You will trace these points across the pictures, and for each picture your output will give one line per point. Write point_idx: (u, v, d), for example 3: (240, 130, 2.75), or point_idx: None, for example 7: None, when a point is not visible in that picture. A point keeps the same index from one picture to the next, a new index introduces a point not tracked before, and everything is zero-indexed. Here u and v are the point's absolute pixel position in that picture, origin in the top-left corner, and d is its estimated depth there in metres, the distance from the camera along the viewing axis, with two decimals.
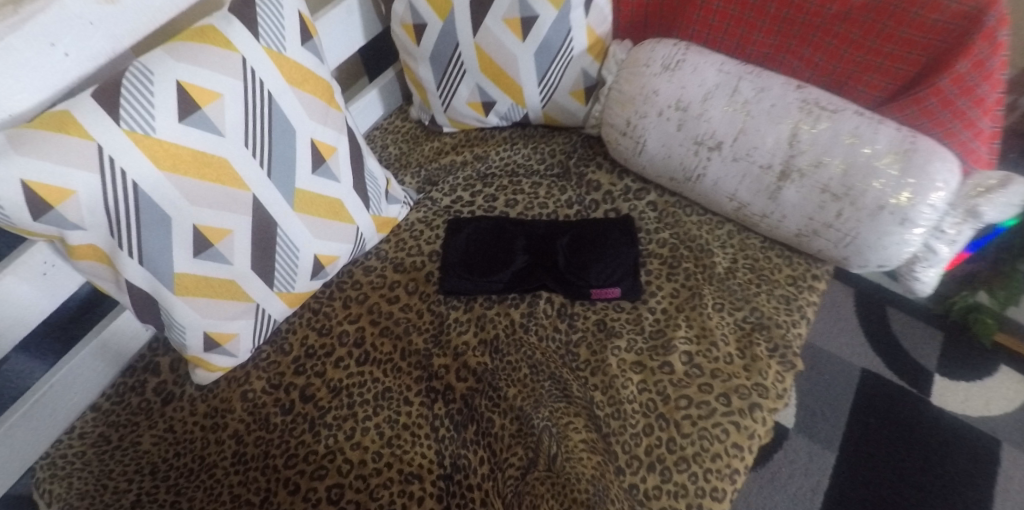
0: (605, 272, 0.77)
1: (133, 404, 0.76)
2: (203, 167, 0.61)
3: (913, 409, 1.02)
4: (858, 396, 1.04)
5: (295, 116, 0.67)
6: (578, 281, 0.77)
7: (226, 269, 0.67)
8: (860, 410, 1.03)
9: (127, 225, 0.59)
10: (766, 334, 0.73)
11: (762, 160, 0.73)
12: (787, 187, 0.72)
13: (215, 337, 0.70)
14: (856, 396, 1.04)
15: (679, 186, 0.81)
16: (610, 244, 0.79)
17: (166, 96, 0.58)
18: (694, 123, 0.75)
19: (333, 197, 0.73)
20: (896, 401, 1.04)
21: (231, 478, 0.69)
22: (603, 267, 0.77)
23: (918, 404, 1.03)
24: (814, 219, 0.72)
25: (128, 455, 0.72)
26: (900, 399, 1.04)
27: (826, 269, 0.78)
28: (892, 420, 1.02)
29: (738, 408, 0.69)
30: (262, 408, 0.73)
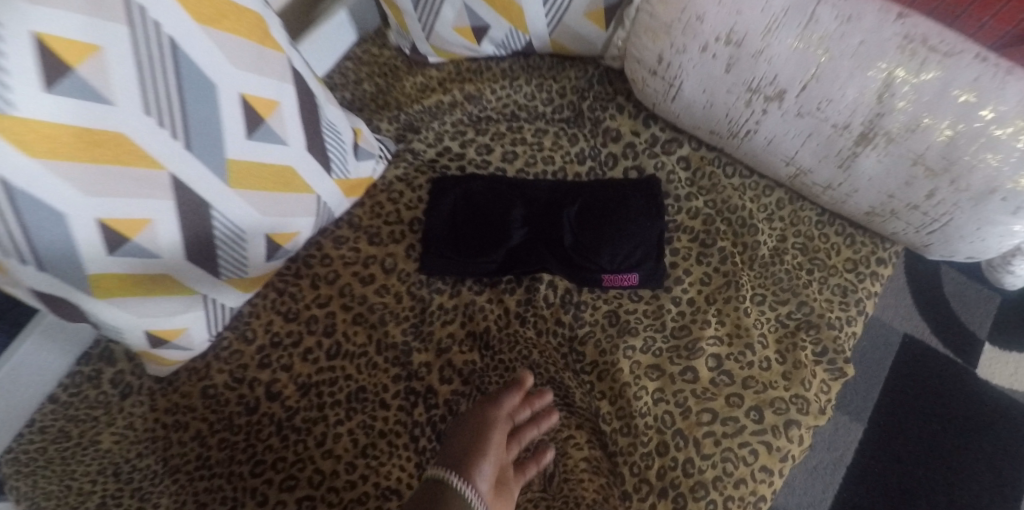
0: (621, 254, 0.63)
1: (92, 397, 0.68)
2: (95, 147, 0.47)
3: (957, 381, 0.91)
4: (896, 364, 0.93)
5: (214, 67, 0.52)
6: (587, 265, 0.63)
7: (155, 262, 0.55)
8: (897, 380, 0.92)
9: (7, 227, 0.46)
10: (812, 334, 0.61)
11: (836, 118, 0.55)
12: (864, 154, 0.56)
13: (160, 334, 0.60)
14: (894, 364, 0.93)
15: (721, 141, 0.65)
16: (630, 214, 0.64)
17: (22, 57, 0.42)
18: (750, 64, 0.57)
19: (281, 164, 0.59)
20: (938, 371, 0.92)
21: (197, 484, 0.62)
22: (618, 249, 0.63)
23: (963, 376, 0.92)
24: (895, 197, 0.57)
25: (89, 454, 0.65)
26: (943, 369, 0.92)
27: (895, 251, 0.63)
28: (930, 392, 0.91)
29: (771, 426, 0.58)
30: (225, 407, 0.64)
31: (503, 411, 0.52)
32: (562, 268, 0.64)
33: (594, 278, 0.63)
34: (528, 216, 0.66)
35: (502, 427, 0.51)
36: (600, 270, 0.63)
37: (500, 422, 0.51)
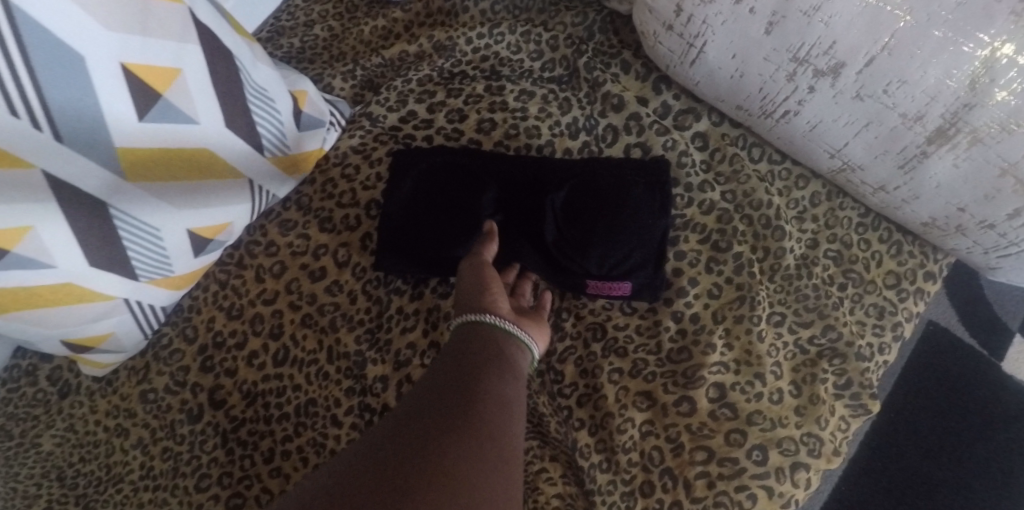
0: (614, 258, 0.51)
1: (30, 395, 0.63)
2: None
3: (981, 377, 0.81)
4: (916, 354, 0.84)
5: (75, 34, 0.39)
6: (571, 266, 0.52)
7: (48, 273, 0.46)
8: (916, 370, 0.83)
9: None
10: (836, 364, 0.51)
11: (906, 106, 0.41)
12: (933, 155, 0.42)
13: (79, 341, 0.53)
14: (914, 354, 0.84)
15: (749, 119, 0.52)
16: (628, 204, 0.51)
17: None
18: (798, 25, 0.42)
19: (191, 149, 0.48)
20: (965, 364, 0.82)
21: (141, 495, 0.57)
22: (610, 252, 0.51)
23: (989, 371, 0.82)
24: (965, 210, 0.44)
25: (30, 457, 0.60)
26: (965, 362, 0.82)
27: (947, 264, 0.52)
28: (948, 385, 0.82)
29: (776, 468, 0.49)
30: (166, 413, 0.58)
31: (487, 259, 0.51)
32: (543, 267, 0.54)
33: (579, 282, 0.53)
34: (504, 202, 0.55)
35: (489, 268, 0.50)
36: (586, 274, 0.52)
37: (487, 268, 0.51)
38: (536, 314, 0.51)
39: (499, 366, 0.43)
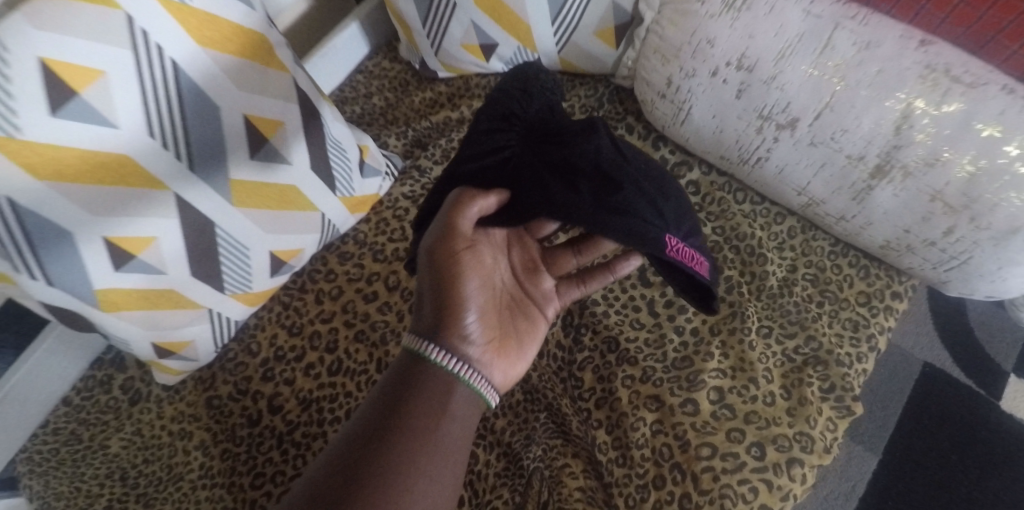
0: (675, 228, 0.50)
1: (102, 402, 0.71)
2: (99, 169, 0.48)
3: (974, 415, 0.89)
4: (914, 395, 0.91)
5: (217, 89, 0.52)
6: (647, 214, 0.49)
7: (160, 279, 0.56)
8: (915, 411, 0.90)
9: (18, 246, 0.48)
10: (820, 370, 0.59)
11: (850, 148, 0.53)
12: (879, 187, 0.53)
13: (165, 346, 0.62)
14: (912, 396, 0.91)
15: (731, 167, 0.62)
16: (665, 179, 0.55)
17: (29, 82, 0.43)
18: (760, 90, 0.54)
19: (284, 184, 0.59)
20: (957, 401, 0.90)
21: (199, 493, 0.63)
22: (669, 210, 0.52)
23: (979, 411, 0.89)
24: (910, 232, 0.54)
25: (98, 458, 0.67)
26: (965, 403, 0.90)
27: (911, 285, 0.61)
28: (950, 425, 0.89)
29: (773, 463, 0.56)
30: (228, 418, 0.66)
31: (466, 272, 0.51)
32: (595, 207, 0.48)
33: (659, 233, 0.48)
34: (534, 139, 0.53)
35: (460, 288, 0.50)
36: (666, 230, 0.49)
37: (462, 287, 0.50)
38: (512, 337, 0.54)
39: (437, 428, 0.47)
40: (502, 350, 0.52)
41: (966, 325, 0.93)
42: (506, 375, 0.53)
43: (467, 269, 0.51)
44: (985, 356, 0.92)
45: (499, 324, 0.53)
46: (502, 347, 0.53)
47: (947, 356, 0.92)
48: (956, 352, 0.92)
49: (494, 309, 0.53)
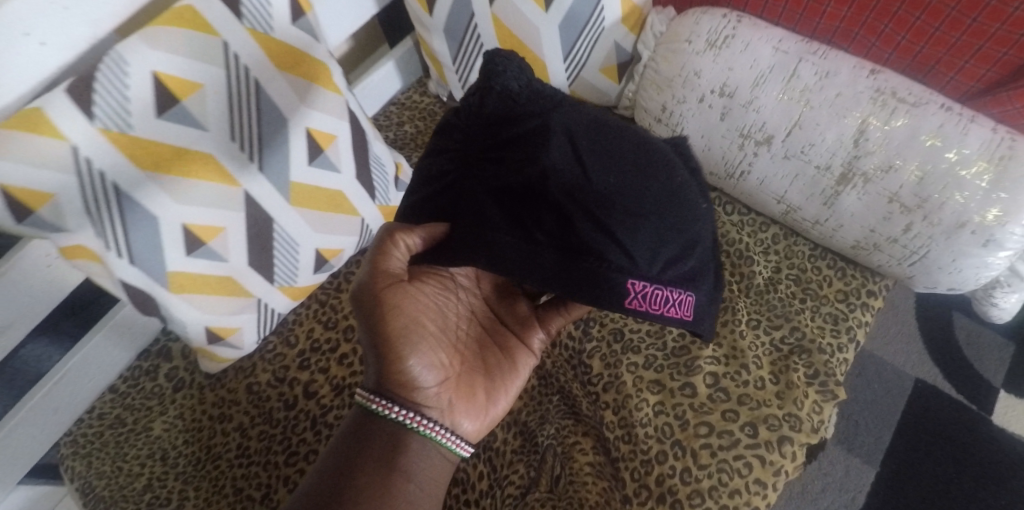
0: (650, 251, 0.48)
1: (147, 389, 0.77)
2: (188, 164, 0.57)
3: (967, 429, 0.93)
4: (908, 409, 0.96)
5: (287, 105, 0.62)
6: (608, 248, 0.47)
7: (222, 266, 0.64)
8: (910, 424, 0.95)
9: (113, 226, 0.56)
10: (805, 359, 0.65)
11: (819, 160, 0.61)
12: (845, 193, 0.61)
13: (217, 331, 0.69)
14: (906, 410, 0.96)
15: (720, 182, 0.71)
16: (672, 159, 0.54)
17: (143, 89, 0.53)
18: (741, 113, 0.64)
19: (333, 189, 0.69)
20: (951, 416, 0.95)
21: (235, 470, 0.70)
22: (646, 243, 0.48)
23: (972, 425, 0.94)
24: (875, 231, 0.62)
25: (140, 439, 0.74)
26: (958, 418, 0.94)
27: (885, 285, 0.68)
28: (944, 439, 0.93)
29: (765, 440, 0.62)
30: (267, 402, 0.72)
31: (402, 327, 0.55)
32: (544, 253, 0.48)
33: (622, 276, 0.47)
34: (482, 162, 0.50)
35: (398, 347, 0.54)
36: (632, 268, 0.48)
37: (400, 343, 0.54)
38: (461, 382, 0.59)
39: (392, 482, 0.54)
40: (464, 397, 0.59)
41: (954, 343, 0.99)
42: (472, 420, 0.59)
43: (404, 322, 0.55)
44: (976, 373, 0.97)
45: (450, 372, 0.58)
46: (466, 394, 0.59)
47: (938, 372, 0.97)
48: (947, 369, 0.97)
49: (451, 360, 0.59)
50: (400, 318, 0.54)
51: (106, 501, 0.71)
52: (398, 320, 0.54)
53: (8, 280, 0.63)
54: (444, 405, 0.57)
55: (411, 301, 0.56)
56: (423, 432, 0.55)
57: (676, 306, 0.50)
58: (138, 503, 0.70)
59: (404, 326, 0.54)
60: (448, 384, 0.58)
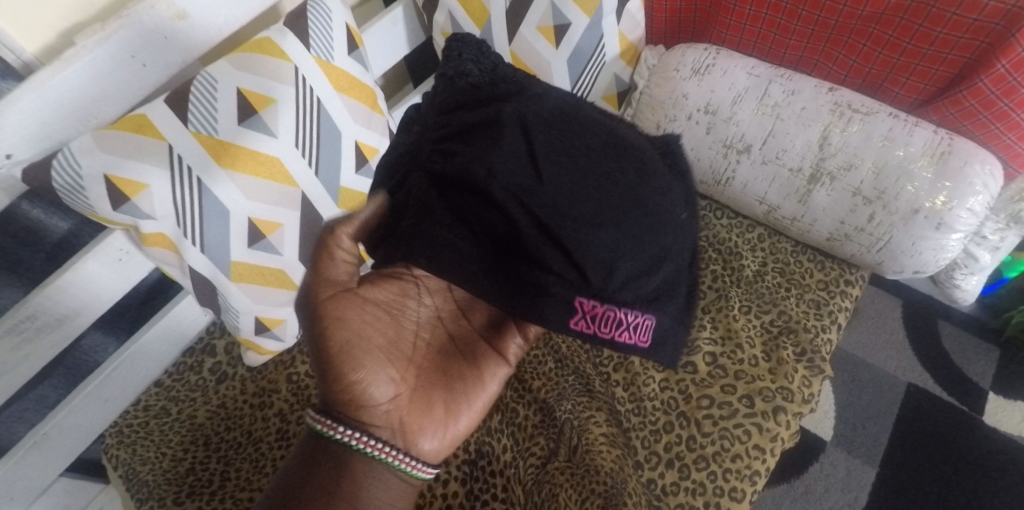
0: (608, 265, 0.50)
1: (191, 382, 0.83)
2: (258, 165, 0.67)
3: (960, 429, 0.99)
4: (902, 412, 1.02)
5: (342, 120, 0.73)
6: (558, 264, 0.50)
7: (277, 259, 0.73)
8: (905, 426, 1.00)
9: (192, 216, 0.66)
10: (793, 339, 0.73)
11: (791, 163, 0.72)
12: (817, 190, 0.71)
13: (265, 321, 0.77)
14: (901, 413, 1.02)
15: (710, 190, 0.81)
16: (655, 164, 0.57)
17: (228, 102, 0.65)
18: (723, 127, 0.75)
19: None
20: (943, 417, 1.01)
21: (275, 452, 0.76)
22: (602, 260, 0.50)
23: (965, 425, 1.00)
24: (845, 223, 0.71)
25: (184, 426, 0.80)
26: (950, 419, 1.01)
27: (860, 275, 0.77)
28: (939, 439, 0.99)
29: (761, 410, 0.68)
30: (306, 390, 0.80)
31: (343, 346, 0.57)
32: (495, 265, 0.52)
33: (572, 290, 0.50)
34: (433, 162, 0.55)
35: (343, 368, 0.56)
36: (584, 285, 0.50)
37: (345, 363, 0.56)
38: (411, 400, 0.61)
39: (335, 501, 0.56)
40: (419, 417, 0.61)
41: (940, 350, 1.06)
42: (431, 441, 0.61)
43: (344, 342, 0.57)
44: (963, 377, 1.04)
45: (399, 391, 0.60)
46: (420, 415, 0.61)
47: (928, 376, 1.04)
48: (936, 373, 1.05)
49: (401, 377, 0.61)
50: (344, 336, 0.57)
51: (148, 485, 0.75)
52: (341, 338, 0.57)
53: (86, 267, 0.71)
54: (397, 425, 0.59)
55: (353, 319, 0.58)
56: (373, 454, 0.57)
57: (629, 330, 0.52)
58: (181, 485, 0.75)
59: (348, 344, 0.57)
60: (401, 404, 0.60)
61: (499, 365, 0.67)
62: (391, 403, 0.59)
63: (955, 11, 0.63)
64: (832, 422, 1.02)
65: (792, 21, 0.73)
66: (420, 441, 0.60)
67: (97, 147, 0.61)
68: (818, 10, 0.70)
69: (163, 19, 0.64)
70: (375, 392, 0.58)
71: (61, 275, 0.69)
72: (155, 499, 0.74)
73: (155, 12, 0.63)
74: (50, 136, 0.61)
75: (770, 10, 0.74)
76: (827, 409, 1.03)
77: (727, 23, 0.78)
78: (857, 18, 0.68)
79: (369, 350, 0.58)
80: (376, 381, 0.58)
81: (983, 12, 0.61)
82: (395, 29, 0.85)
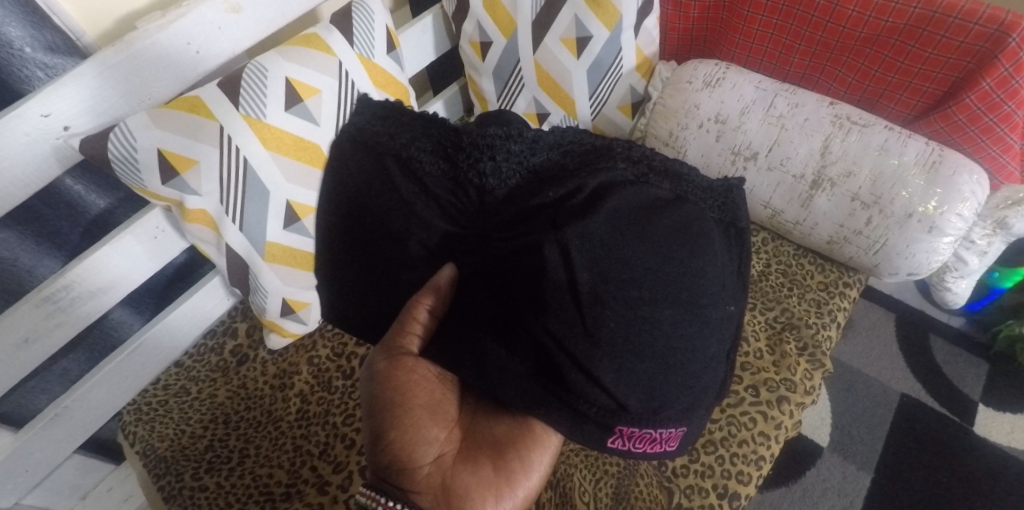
0: (640, 394, 0.55)
1: (212, 363, 0.85)
2: (300, 149, 0.72)
3: (952, 438, 1.04)
4: (895, 421, 1.06)
5: None
6: (596, 394, 0.55)
7: (308, 242, 0.77)
8: (899, 434, 1.05)
9: (235, 194, 0.69)
10: (795, 334, 0.78)
11: (795, 170, 0.77)
12: (818, 195, 0.76)
13: (291, 304, 0.79)
14: (895, 420, 1.06)
15: None
16: (705, 243, 0.63)
17: (277, 88, 0.70)
18: (732, 135, 0.80)
19: None
20: (936, 426, 1.05)
21: (295, 431, 0.78)
22: (637, 389, 0.55)
23: (958, 434, 1.04)
24: (844, 226, 0.76)
25: (205, 405, 0.81)
26: (943, 428, 1.05)
27: (858, 278, 0.82)
28: (930, 448, 1.03)
29: (766, 399, 0.72)
30: (326, 372, 0.82)
31: (407, 400, 0.63)
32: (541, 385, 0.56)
33: (611, 417, 0.55)
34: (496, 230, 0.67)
35: (406, 422, 0.62)
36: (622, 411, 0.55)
37: (410, 413, 0.62)
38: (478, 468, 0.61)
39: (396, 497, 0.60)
40: (473, 476, 0.60)
41: (931, 362, 1.12)
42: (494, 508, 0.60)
43: (410, 398, 0.63)
44: (955, 388, 1.09)
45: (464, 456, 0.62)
46: (467, 475, 0.61)
47: (920, 387, 1.09)
48: (928, 384, 1.10)
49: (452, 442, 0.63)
50: (397, 399, 0.63)
51: (166, 460, 0.77)
52: (396, 400, 0.63)
53: (124, 242, 0.71)
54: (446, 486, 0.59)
55: (414, 385, 0.64)
56: None
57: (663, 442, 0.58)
58: (200, 461, 0.76)
59: (403, 406, 0.63)
60: (444, 472, 0.60)
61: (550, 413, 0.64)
62: (436, 468, 0.61)
63: (944, 34, 0.69)
64: (828, 428, 1.06)
65: (796, 41, 0.80)
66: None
67: (153, 123, 0.65)
68: (819, 31, 0.77)
69: (219, 10, 0.69)
70: (421, 454, 0.61)
71: (99, 247, 0.69)
72: (172, 475, 0.75)
73: (212, 4, 0.68)
74: (106, 111, 0.65)
75: (776, 30, 0.81)
76: (824, 416, 1.07)
77: (736, 41, 0.86)
78: (855, 38, 0.75)
79: (419, 413, 0.63)
80: (423, 443, 0.61)
81: (969, 35, 0.68)
82: (425, 36, 0.92)
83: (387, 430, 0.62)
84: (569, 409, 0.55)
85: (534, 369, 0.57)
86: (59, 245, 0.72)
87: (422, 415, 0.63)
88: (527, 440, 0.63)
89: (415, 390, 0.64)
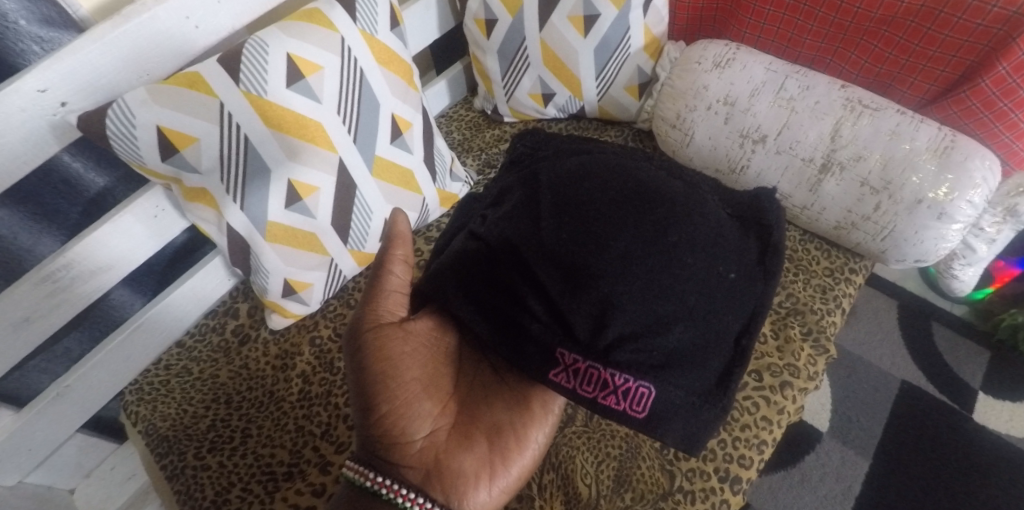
0: (587, 320, 0.54)
1: (214, 342, 0.85)
2: (302, 128, 0.70)
3: (950, 425, 1.04)
4: (894, 408, 1.07)
5: (381, 92, 0.77)
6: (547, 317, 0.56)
7: (311, 223, 0.75)
8: (898, 419, 1.05)
9: (237, 173, 0.69)
10: (800, 319, 0.77)
11: (804, 153, 0.76)
12: (827, 180, 0.75)
13: (293, 284, 0.79)
14: (894, 406, 1.07)
15: (724, 177, 0.85)
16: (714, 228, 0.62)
17: (278, 64, 0.68)
18: (741, 117, 0.79)
19: (387, 115, 0.78)
20: (935, 412, 1.06)
21: (297, 411, 0.78)
22: (586, 313, 0.54)
23: (957, 420, 1.05)
24: (852, 212, 0.75)
25: (207, 384, 0.81)
26: (941, 414, 1.06)
27: (864, 265, 0.82)
28: (928, 435, 1.04)
29: (769, 384, 0.72)
30: (328, 353, 0.82)
31: (398, 369, 0.61)
32: (497, 305, 0.59)
33: (554, 339, 0.56)
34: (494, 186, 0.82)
35: (400, 394, 0.60)
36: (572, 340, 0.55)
37: (402, 385, 0.61)
38: (469, 447, 0.61)
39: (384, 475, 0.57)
40: (466, 455, 0.60)
41: (932, 349, 1.12)
42: (487, 488, 0.59)
43: (400, 369, 0.61)
44: (954, 375, 1.10)
45: (455, 435, 0.62)
46: (461, 454, 0.60)
47: (920, 374, 1.10)
48: (928, 371, 1.10)
49: (444, 418, 0.63)
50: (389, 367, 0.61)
51: (168, 440, 0.77)
52: (388, 369, 0.61)
53: (123, 221, 0.70)
54: (439, 465, 0.59)
55: (404, 353, 0.62)
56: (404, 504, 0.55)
57: (627, 399, 0.54)
58: (202, 441, 0.76)
59: (395, 375, 0.61)
60: (439, 449, 0.60)
61: (549, 390, 0.64)
62: (428, 444, 0.60)
63: (961, 15, 0.68)
64: (828, 414, 1.07)
65: (808, 22, 0.79)
66: (463, 490, 0.58)
67: (151, 100, 0.63)
68: (832, 11, 0.76)
69: None
70: (416, 430, 0.60)
71: (98, 226, 0.68)
72: (176, 454, 0.75)
73: None
74: (104, 88, 0.63)
75: (788, 11, 0.79)
76: (823, 402, 1.08)
77: (746, 22, 0.84)
78: (870, 20, 0.74)
79: (414, 386, 0.62)
80: (416, 417, 0.60)
81: (986, 18, 0.67)
82: (428, 12, 0.90)
83: (380, 402, 0.60)
84: (518, 327, 0.58)
85: (489, 290, 0.60)
86: (59, 223, 0.72)
87: (415, 388, 0.62)
88: (520, 418, 0.64)
89: (407, 359, 0.62)
